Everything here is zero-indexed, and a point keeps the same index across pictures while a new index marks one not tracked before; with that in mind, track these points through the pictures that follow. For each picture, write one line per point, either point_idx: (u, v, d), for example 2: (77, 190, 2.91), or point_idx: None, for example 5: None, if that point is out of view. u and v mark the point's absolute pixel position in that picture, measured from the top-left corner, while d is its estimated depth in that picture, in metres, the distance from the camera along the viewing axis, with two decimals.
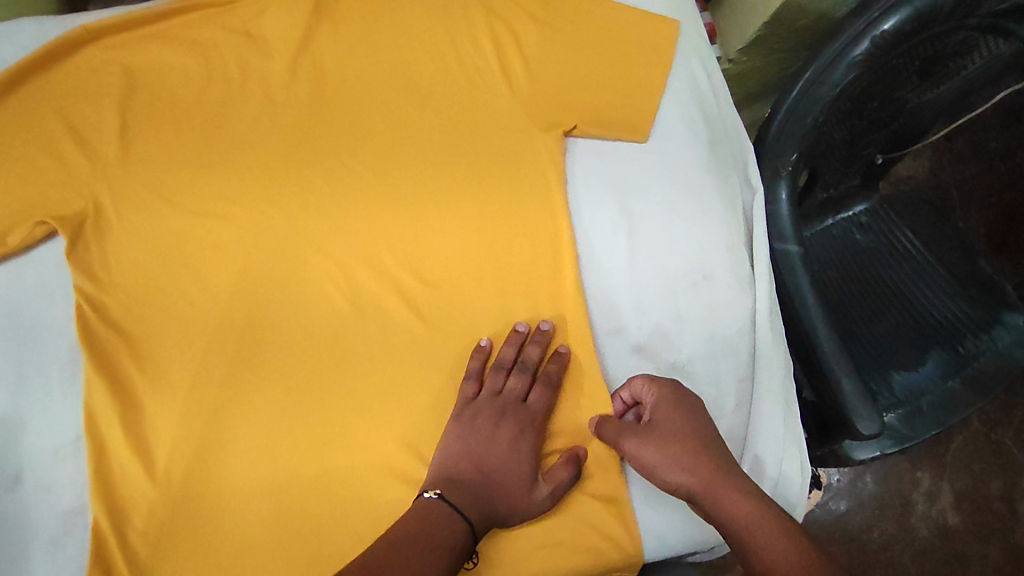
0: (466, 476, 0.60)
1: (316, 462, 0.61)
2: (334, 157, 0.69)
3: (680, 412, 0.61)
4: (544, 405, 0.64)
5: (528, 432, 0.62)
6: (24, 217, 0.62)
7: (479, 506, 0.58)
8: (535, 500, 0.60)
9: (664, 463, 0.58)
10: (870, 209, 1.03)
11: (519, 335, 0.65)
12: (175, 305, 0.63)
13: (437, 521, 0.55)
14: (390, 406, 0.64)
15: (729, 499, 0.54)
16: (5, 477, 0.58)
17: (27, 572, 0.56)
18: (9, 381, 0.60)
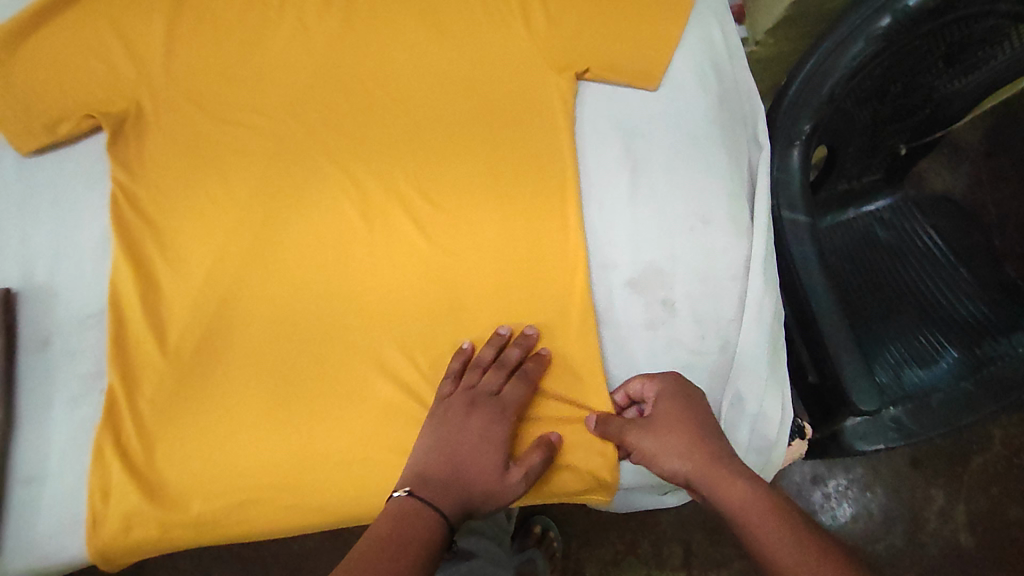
0: (438, 471, 0.59)
1: (318, 364, 0.66)
2: (359, 82, 0.73)
3: (679, 405, 0.63)
4: (517, 401, 0.64)
5: (501, 422, 0.62)
6: (72, 111, 0.68)
7: (452, 498, 0.58)
8: (509, 487, 0.60)
9: (663, 452, 0.61)
10: (893, 205, 1.03)
11: (500, 336, 0.66)
12: (199, 203, 0.68)
13: (412, 523, 0.55)
14: (389, 317, 0.68)
15: (724, 484, 0.57)
16: (37, 338, 0.64)
17: (46, 423, 0.63)
18: (47, 253, 0.66)
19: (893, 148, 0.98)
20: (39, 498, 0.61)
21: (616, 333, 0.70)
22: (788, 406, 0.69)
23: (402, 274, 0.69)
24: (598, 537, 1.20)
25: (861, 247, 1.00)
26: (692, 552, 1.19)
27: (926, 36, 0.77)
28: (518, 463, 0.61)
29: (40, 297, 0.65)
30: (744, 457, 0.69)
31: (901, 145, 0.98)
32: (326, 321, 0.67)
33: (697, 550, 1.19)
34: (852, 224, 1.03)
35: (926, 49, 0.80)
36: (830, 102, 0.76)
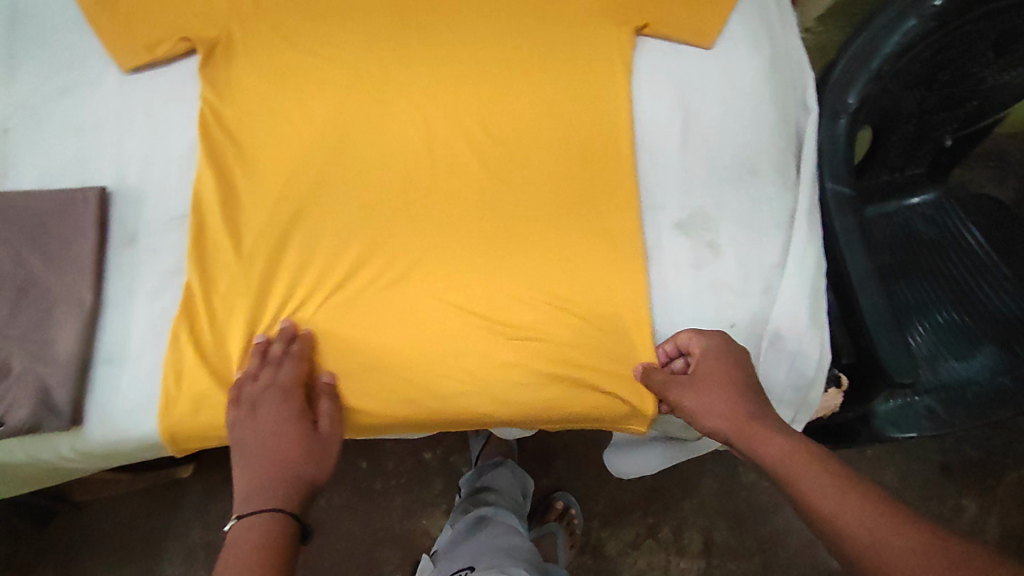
0: (263, 479, 0.59)
1: (379, 285, 0.70)
2: (431, 24, 0.77)
3: (722, 364, 0.65)
4: (296, 380, 0.64)
5: (290, 401, 0.63)
6: (171, 33, 0.73)
7: (284, 490, 0.59)
8: (327, 450, 0.63)
9: (703, 410, 0.63)
10: (935, 202, 1.04)
11: (258, 344, 0.66)
12: (278, 125, 0.74)
13: (264, 533, 0.55)
14: (446, 246, 0.71)
15: (763, 440, 0.59)
16: (126, 234, 0.70)
17: (129, 310, 0.68)
18: (138, 159, 0.72)
19: (939, 141, 0.99)
20: (120, 377, 0.66)
21: (663, 272, 0.73)
22: (826, 347, 0.71)
23: (461, 206, 0.73)
24: (620, 519, 1.20)
25: (899, 239, 1.02)
26: (713, 542, 1.19)
27: (976, 21, 0.80)
28: (321, 426, 0.64)
29: (130, 199, 0.71)
30: (781, 395, 0.72)
31: (947, 137, 0.98)
32: (388, 246, 0.71)
33: (719, 542, 1.19)
34: (892, 218, 1.05)
35: (976, 36, 0.82)
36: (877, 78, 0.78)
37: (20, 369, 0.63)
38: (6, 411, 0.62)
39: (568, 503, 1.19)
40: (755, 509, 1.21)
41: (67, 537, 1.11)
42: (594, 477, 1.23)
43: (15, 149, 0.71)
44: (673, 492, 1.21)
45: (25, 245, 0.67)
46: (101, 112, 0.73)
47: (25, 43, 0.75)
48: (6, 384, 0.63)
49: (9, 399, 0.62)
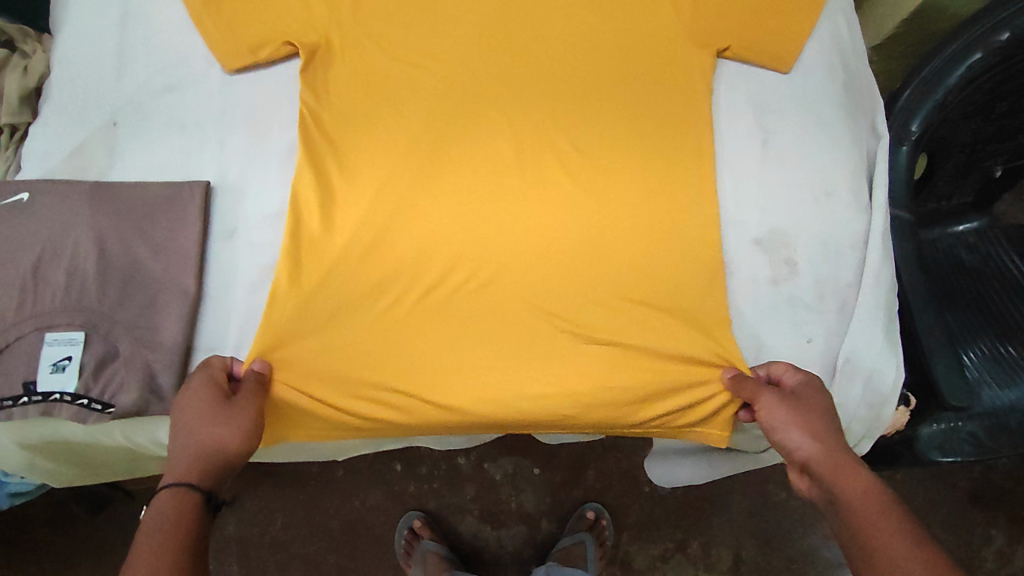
0: (179, 463, 0.60)
1: (462, 288, 0.72)
2: (522, 40, 0.80)
3: (822, 397, 0.66)
4: (205, 364, 0.66)
5: (199, 376, 0.65)
6: (274, 36, 0.76)
7: (192, 466, 0.60)
8: (241, 417, 0.63)
9: (793, 427, 0.63)
10: (978, 231, 1.06)
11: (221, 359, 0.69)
12: (373, 130, 0.76)
13: (168, 513, 0.56)
14: (524, 253, 0.74)
15: (849, 473, 0.59)
16: (226, 228, 0.72)
17: (230, 301, 0.71)
18: (239, 157, 0.75)
19: (989, 171, 1.02)
20: None
21: (743, 287, 0.75)
22: (901, 365, 0.73)
23: (542, 216, 0.75)
24: (649, 532, 1.21)
25: (944, 265, 1.03)
26: (741, 560, 1.20)
27: None
28: (235, 398, 0.64)
29: (230, 193, 0.74)
30: (856, 411, 0.74)
31: (998, 167, 1.01)
32: (471, 251, 0.73)
33: (747, 560, 1.20)
34: (935, 244, 1.06)
35: None
36: (941, 107, 0.88)
37: (127, 354, 0.66)
38: (115, 393, 0.65)
39: (598, 513, 1.18)
40: (784, 528, 1.21)
41: (110, 524, 1.13)
42: (625, 487, 1.22)
43: (121, 142, 0.74)
44: (703, 508, 1.21)
45: (134, 234, 0.69)
46: (204, 109, 0.76)
47: (133, 41, 0.78)
48: (113, 367, 0.66)
49: (118, 381, 0.65)
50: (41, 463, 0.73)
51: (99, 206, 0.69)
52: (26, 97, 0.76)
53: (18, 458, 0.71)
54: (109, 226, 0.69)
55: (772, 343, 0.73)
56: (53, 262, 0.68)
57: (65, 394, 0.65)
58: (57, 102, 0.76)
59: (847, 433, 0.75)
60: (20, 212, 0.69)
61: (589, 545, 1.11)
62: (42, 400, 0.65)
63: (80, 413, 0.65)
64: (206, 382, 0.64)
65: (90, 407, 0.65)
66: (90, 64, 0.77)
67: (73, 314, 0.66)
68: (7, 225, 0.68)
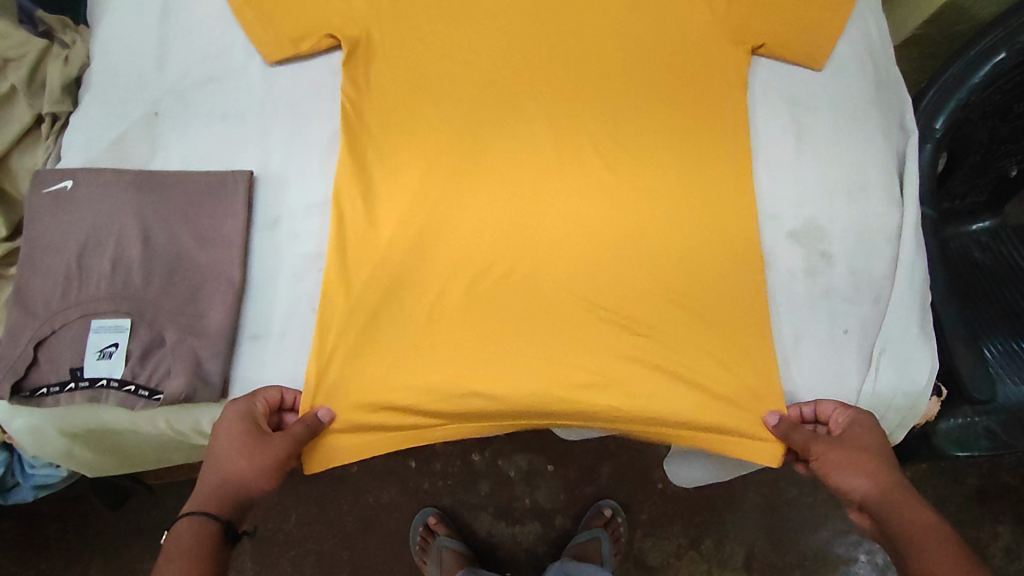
0: (207, 491, 0.62)
1: (499, 281, 0.73)
2: (559, 35, 0.81)
3: (873, 436, 0.67)
4: (261, 395, 0.67)
5: (242, 404, 0.65)
6: (317, 29, 0.76)
7: (218, 496, 0.62)
8: (269, 455, 0.63)
9: (847, 469, 0.65)
10: (991, 230, 1.07)
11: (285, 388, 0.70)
12: (412, 123, 0.77)
13: (191, 539, 0.59)
14: (560, 249, 0.75)
15: (905, 509, 0.61)
16: (269, 217, 0.73)
17: (273, 289, 0.71)
18: (281, 148, 0.76)
19: (1004, 171, 1.01)
20: (266, 353, 0.70)
21: (781, 279, 0.76)
22: (935, 358, 0.74)
23: (577, 212, 0.76)
24: (663, 529, 1.20)
25: (958, 264, 1.04)
26: (754, 556, 1.19)
27: None
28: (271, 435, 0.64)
29: (274, 183, 0.74)
30: (891, 401, 0.73)
31: (1013, 167, 1.00)
32: (508, 245, 0.74)
33: (760, 556, 1.19)
34: (948, 243, 1.07)
35: None
36: (964, 108, 0.89)
37: (174, 340, 0.66)
38: (162, 379, 0.65)
39: (614, 510, 1.18)
40: (797, 525, 1.20)
41: (126, 518, 1.12)
42: (638, 484, 1.22)
43: (165, 132, 0.75)
44: (716, 504, 1.21)
45: (179, 222, 0.70)
46: (246, 101, 0.77)
47: (175, 34, 0.79)
48: (160, 353, 0.66)
49: (165, 368, 0.65)
50: (79, 451, 0.73)
51: (145, 194, 0.70)
52: (67, 86, 0.77)
53: (58, 445, 0.71)
54: (154, 214, 0.69)
55: (810, 333, 0.74)
56: (99, 249, 0.68)
57: (112, 380, 0.64)
58: (98, 92, 0.77)
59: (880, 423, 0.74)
60: (65, 200, 0.69)
61: (603, 542, 1.12)
62: (89, 386, 0.64)
63: (128, 400, 0.65)
64: (249, 411, 0.65)
65: (138, 394, 0.65)
66: (132, 56, 0.78)
67: (118, 301, 0.66)
68: (53, 212, 0.69)
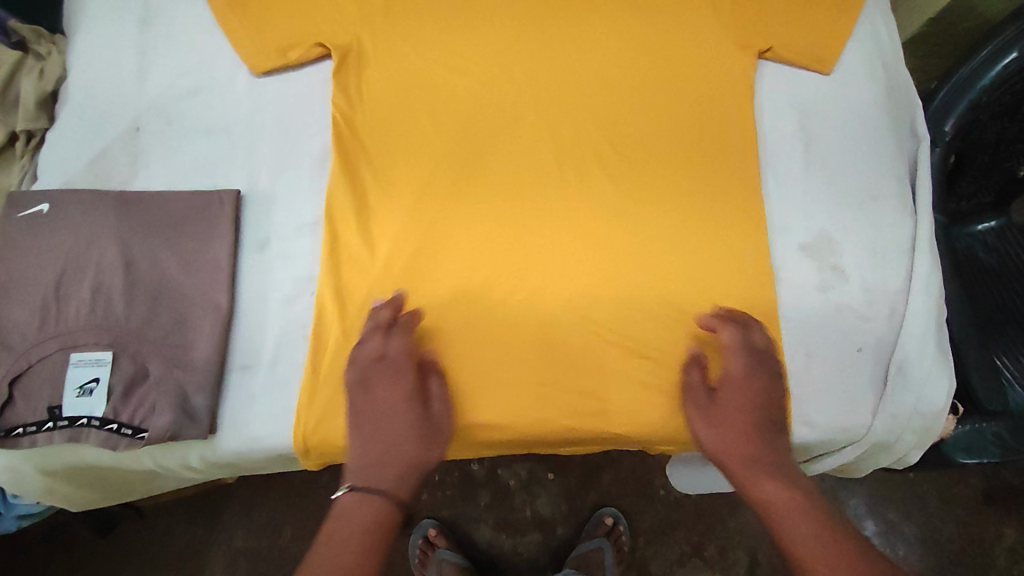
0: (373, 460, 0.60)
1: (500, 303, 0.70)
2: (560, 41, 0.77)
3: (750, 392, 0.64)
4: (404, 356, 0.64)
5: (403, 379, 0.63)
6: (305, 38, 0.72)
7: (402, 471, 0.60)
8: (443, 427, 0.63)
9: (711, 438, 0.63)
10: (999, 230, 1.03)
11: (376, 309, 0.66)
12: (411, 136, 0.73)
13: (377, 518, 0.57)
14: (562, 266, 0.71)
15: (759, 482, 0.60)
16: (258, 239, 0.70)
17: (263, 316, 0.68)
18: (269, 164, 0.72)
19: (1012, 171, 0.99)
20: (254, 384, 0.66)
21: (792, 294, 0.73)
22: (952, 376, 0.71)
23: (580, 227, 0.73)
24: (664, 537, 1.17)
25: (964, 266, 1.00)
26: (759, 564, 1.16)
27: None
28: (433, 407, 0.64)
29: (262, 202, 0.71)
30: (908, 422, 0.70)
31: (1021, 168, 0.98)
32: (509, 262, 0.71)
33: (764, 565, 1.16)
34: (954, 245, 1.03)
35: None
36: (974, 109, 0.87)
37: (158, 375, 0.62)
38: (146, 417, 0.61)
39: (616, 518, 1.15)
40: None
41: (115, 542, 1.08)
42: (639, 492, 1.19)
43: (147, 150, 0.71)
44: (721, 512, 1.18)
45: (162, 248, 0.66)
46: (231, 115, 0.73)
47: (155, 44, 0.75)
48: (144, 389, 0.62)
49: (149, 405, 0.62)
50: (61, 488, 0.69)
51: (127, 219, 0.66)
52: (42, 101, 0.72)
53: (37, 483, 0.67)
54: (136, 240, 0.66)
55: (824, 351, 0.71)
56: (76, 277, 0.64)
57: (93, 419, 0.61)
58: (75, 107, 0.73)
59: (897, 443, 0.72)
60: (41, 224, 0.65)
61: (607, 551, 1.08)
62: (68, 426, 0.61)
63: (110, 440, 0.61)
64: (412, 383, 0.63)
65: (121, 433, 0.61)
66: (111, 68, 0.74)
67: (99, 333, 0.62)
68: (28, 237, 0.65)
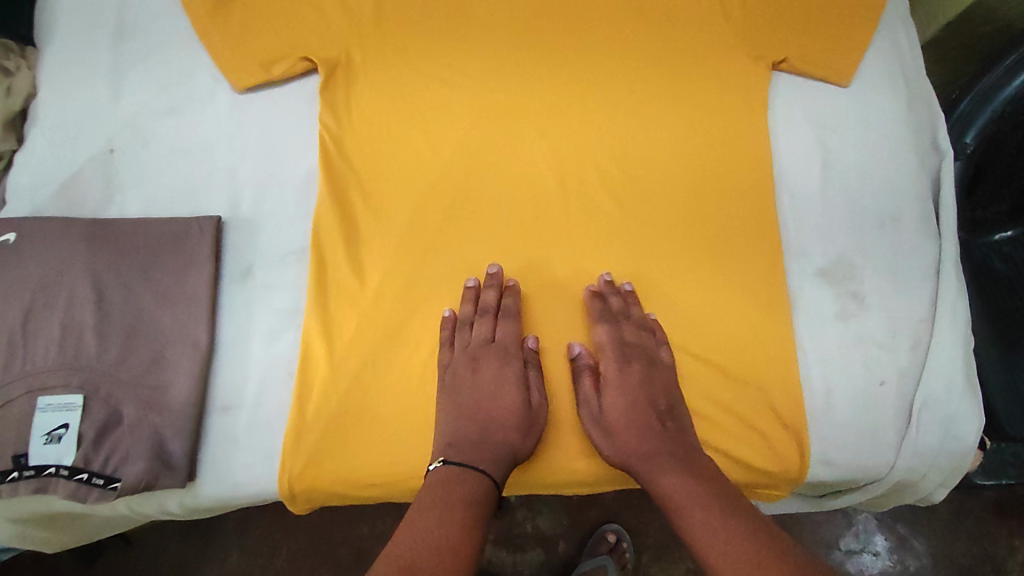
0: (464, 438, 0.59)
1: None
2: (560, 54, 0.73)
3: (634, 387, 0.62)
4: (511, 341, 0.63)
5: (510, 365, 0.62)
6: (290, 53, 0.68)
7: (493, 453, 0.58)
8: (540, 421, 0.61)
9: (606, 442, 0.60)
10: (1016, 240, 0.97)
11: (471, 289, 0.65)
12: (404, 155, 0.69)
13: (471, 494, 0.55)
14: (562, 297, 0.67)
15: (663, 479, 0.58)
16: (239, 269, 0.65)
17: (245, 351, 0.64)
18: (252, 187, 0.68)
19: None
20: (236, 426, 0.62)
21: (810, 323, 0.69)
22: (979, 410, 0.67)
23: (581, 254, 0.68)
24: (670, 553, 1.08)
25: (978, 277, 0.94)
26: None
27: None
28: (536, 398, 0.61)
29: (244, 229, 0.66)
30: (934, 460, 0.66)
31: None
32: None
33: None
34: (966, 253, 0.97)
35: None
36: (997, 120, 0.83)
37: (133, 419, 0.58)
38: (119, 464, 0.57)
39: (619, 535, 1.06)
40: None
41: None
42: (643, 505, 1.10)
43: (122, 173, 0.67)
44: None
45: (136, 280, 0.62)
46: (212, 135, 0.69)
47: (131, 59, 0.71)
48: (118, 434, 0.58)
49: (123, 452, 0.58)
50: (33, 534, 0.65)
51: (98, 248, 0.62)
52: (10, 120, 0.69)
53: (7, 531, 0.62)
54: (108, 272, 0.61)
55: (844, 384, 0.67)
56: (43, 314, 0.60)
57: (62, 468, 0.57)
58: (44, 127, 0.68)
59: (921, 482, 0.67)
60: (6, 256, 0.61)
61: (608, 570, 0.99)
62: (35, 475, 0.56)
63: (80, 490, 0.57)
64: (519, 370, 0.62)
65: (93, 482, 0.57)
66: (83, 85, 0.69)
67: (67, 375, 0.58)
68: None
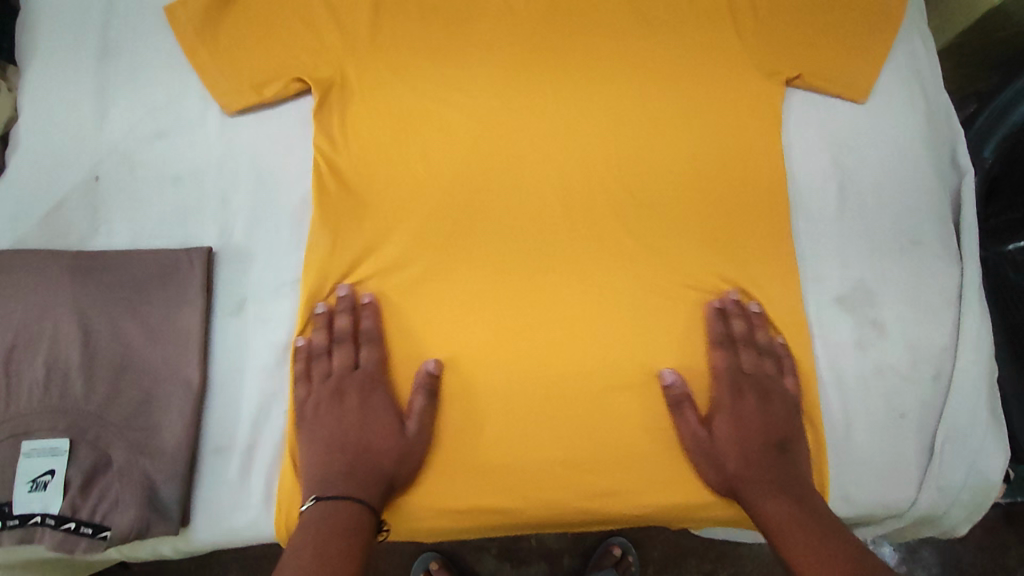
0: (333, 472, 0.57)
1: (494, 370, 0.62)
2: (562, 70, 0.69)
3: (751, 412, 0.62)
4: (373, 364, 0.61)
5: (376, 391, 0.61)
6: (282, 74, 0.65)
7: (367, 483, 0.57)
8: (416, 447, 0.59)
9: (709, 463, 0.60)
10: None
11: (322, 315, 0.62)
12: (401, 179, 0.66)
13: (343, 522, 0.54)
14: (563, 326, 0.64)
15: (763, 500, 0.58)
16: (231, 302, 0.63)
17: (240, 388, 0.61)
18: (243, 214, 0.65)
19: None
20: (230, 466, 0.59)
21: (828, 352, 0.66)
22: (1004, 441, 0.65)
23: (583, 281, 0.65)
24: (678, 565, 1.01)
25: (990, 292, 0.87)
26: None
27: None
28: (410, 424, 0.60)
29: (237, 259, 0.64)
30: (957, 496, 0.64)
31: None
32: (507, 320, 0.64)
33: None
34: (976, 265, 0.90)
35: None
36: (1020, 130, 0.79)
37: (121, 464, 0.55)
38: (108, 512, 0.55)
39: (625, 547, 0.99)
40: None
41: None
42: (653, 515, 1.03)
43: (109, 202, 0.65)
44: None
45: (124, 317, 0.59)
46: (202, 160, 0.66)
47: (116, 81, 0.68)
48: (106, 479, 0.55)
49: (112, 499, 0.55)
50: None
51: (84, 283, 0.59)
52: None
53: None
54: (94, 308, 0.59)
55: (862, 417, 0.64)
56: (28, 354, 0.57)
57: (47, 517, 0.54)
58: (26, 154, 0.66)
59: (944, 518, 0.65)
60: None
61: None
62: (19, 525, 0.54)
63: (67, 540, 0.55)
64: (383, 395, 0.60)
65: (80, 531, 0.55)
66: (67, 109, 0.67)
67: (54, 418, 0.56)
68: None
